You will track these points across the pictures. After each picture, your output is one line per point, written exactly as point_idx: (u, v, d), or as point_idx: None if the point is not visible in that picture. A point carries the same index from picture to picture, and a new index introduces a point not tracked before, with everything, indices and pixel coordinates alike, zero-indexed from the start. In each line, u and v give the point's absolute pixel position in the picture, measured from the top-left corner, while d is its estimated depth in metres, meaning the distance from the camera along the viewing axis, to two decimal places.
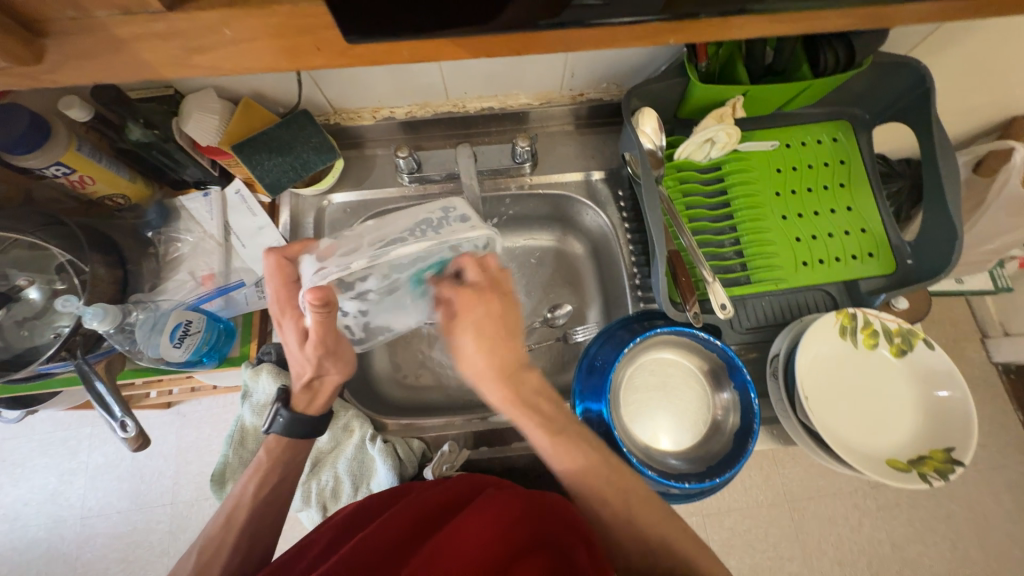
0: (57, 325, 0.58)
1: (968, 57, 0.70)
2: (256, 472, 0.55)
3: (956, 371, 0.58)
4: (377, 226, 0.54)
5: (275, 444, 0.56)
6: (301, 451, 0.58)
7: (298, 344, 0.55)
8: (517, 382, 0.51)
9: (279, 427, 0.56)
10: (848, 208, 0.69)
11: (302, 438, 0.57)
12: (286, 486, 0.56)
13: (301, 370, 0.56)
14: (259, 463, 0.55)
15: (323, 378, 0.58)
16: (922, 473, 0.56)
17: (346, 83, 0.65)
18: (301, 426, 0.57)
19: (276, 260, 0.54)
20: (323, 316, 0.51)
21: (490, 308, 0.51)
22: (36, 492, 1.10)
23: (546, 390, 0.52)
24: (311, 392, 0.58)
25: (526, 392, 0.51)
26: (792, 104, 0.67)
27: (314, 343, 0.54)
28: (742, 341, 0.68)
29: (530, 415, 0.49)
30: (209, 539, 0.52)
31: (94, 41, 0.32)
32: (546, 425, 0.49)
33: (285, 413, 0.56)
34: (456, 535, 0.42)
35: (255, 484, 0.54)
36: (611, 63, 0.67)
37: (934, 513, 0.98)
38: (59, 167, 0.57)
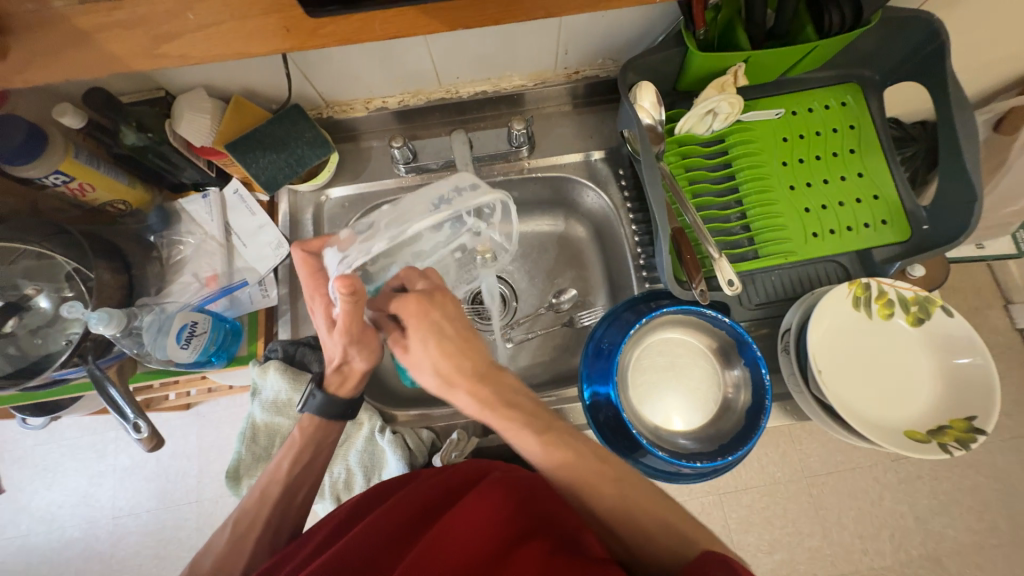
0: (68, 332, 0.59)
1: (985, 8, 0.66)
2: (290, 449, 0.56)
3: (978, 338, 0.56)
4: (394, 210, 0.52)
5: (309, 424, 0.57)
6: (331, 432, 0.59)
7: (327, 330, 0.55)
8: (492, 383, 0.49)
9: (313, 407, 0.57)
10: (859, 175, 0.67)
11: (332, 421, 0.57)
12: (318, 464, 0.58)
13: (331, 355, 0.55)
14: (294, 440, 0.57)
15: (351, 364, 0.56)
16: (942, 443, 0.54)
17: (335, 74, 0.64)
18: (335, 408, 0.57)
19: (300, 254, 0.55)
20: (350, 305, 0.48)
21: (443, 311, 0.51)
22: (68, 495, 1.14)
23: (521, 386, 0.51)
24: (343, 376, 0.57)
25: (504, 393, 0.49)
26: (797, 69, 0.64)
27: (341, 331, 0.51)
28: (752, 318, 0.66)
29: (512, 413, 0.48)
30: (244, 512, 0.55)
31: (57, 34, 0.31)
32: (528, 425, 0.47)
33: (320, 394, 0.56)
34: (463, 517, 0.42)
35: (291, 460, 0.56)
36: (606, 37, 0.65)
37: (958, 485, 0.96)
38: (58, 176, 0.58)
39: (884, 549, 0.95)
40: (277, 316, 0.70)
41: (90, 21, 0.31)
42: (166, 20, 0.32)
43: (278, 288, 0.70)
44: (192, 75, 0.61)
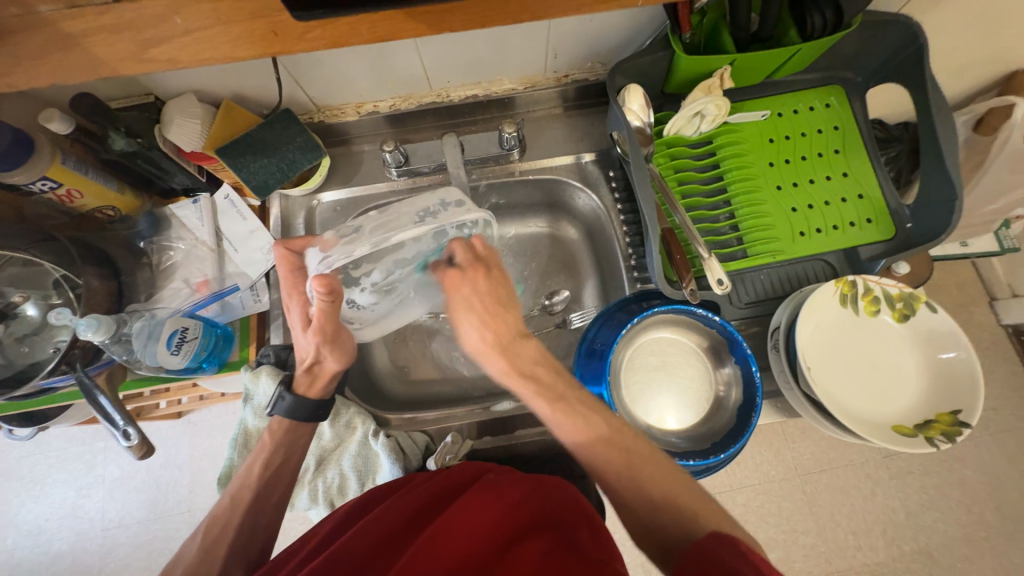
0: (56, 339, 0.59)
1: (962, 12, 0.68)
2: (261, 452, 0.56)
3: (962, 333, 0.57)
4: (380, 216, 0.55)
5: (277, 426, 0.57)
6: (300, 434, 0.59)
7: (302, 329, 0.56)
8: (512, 355, 0.53)
9: (282, 409, 0.57)
10: (844, 174, 0.68)
11: (302, 421, 0.57)
12: (289, 467, 0.57)
13: (303, 354, 0.57)
14: (264, 443, 0.56)
15: (322, 364, 0.58)
16: (929, 437, 0.55)
17: (325, 78, 0.64)
18: (304, 409, 0.58)
19: (282, 252, 0.56)
20: (327, 305, 0.52)
21: (476, 285, 0.55)
22: (56, 507, 1.12)
23: (544, 359, 0.53)
24: (315, 376, 0.59)
25: (523, 364, 0.52)
26: (782, 71, 0.66)
27: (316, 328, 0.54)
28: (742, 317, 0.67)
29: (528, 383, 0.51)
30: (215, 518, 0.53)
31: (42, 39, 0.31)
32: (542, 394, 0.50)
33: (288, 395, 0.56)
34: (454, 523, 0.42)
35: (262, 462, 0.55)
36: (594, 41, 0.66)
37: (947, 479, 0.98)
38: (46, 182, 0.57)
39: (877, 544, 0.96)
40: (269, 321, 0.69)
41: (78, 25, 0.31)
42: (153, 25, 0.32)
43: (270, 293, 0.70)
44: (181, 80, 0.61)
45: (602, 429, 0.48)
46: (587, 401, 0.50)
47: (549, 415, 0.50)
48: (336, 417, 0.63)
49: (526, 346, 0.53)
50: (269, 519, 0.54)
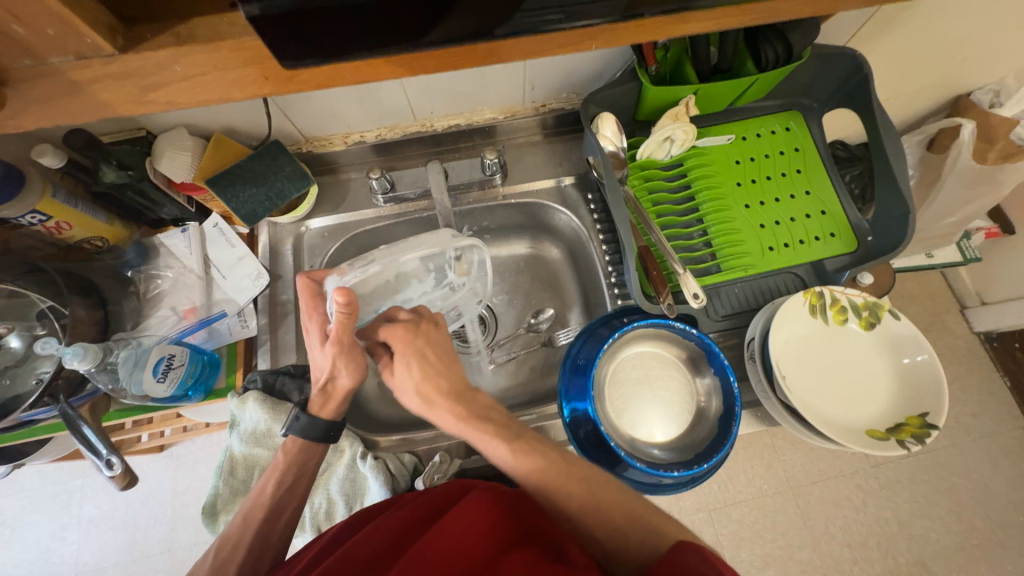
0: (38, 371, 0.58)
1: (904, 44, 0.74)
2: (274, 471, 0.56)
3: (923, 338, 0.60)
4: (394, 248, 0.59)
5: (292, 446, 0.57)
6: (315, 452, 0.58)
7: (319, 343, 0.55)
8: (467, 402, 0.55)
9: (297, 429, 0.56)
10: (806, 192, 0.72)
11: (316, 442, 0.57)
12: (301, 486, 0.57)
13: (318, 374, 0.56)
14: (277, 462, 0.56)
15: (335, 381, 0.57)
16: (900, 439, 0.58)
17: (313, 111, 0.67)
18: (317, 429, 0.57)
19: (304, 281, 0.56)
20: (345, 317, 0.50)
21: (427, 338, 0.56)
22: (28, 552, 1.07)
23: (494, 405, 0.56)
24: (327, 397, 0.57)
25: (477, 409, 0.55)
26: (743, 99, 0.71)
27: (334, 341, 0.53)
28: (719, 329, 0.69)
29: (485, 427, 0.53)
30: (226, 538, 0.54)
31: (51, 86, 0.33)
32: (500, 434, 0.52)
33: (304, 416, 0.56)
34: (438, 541, 0.43)
35: (274, 482, 0.55)
36: (568, 74, 0.70)
37: (936, 487, 0.99)
38: (34, 215, 0.58)
39: (872, 556, 0.96)
40: (257, 346, 0.70)
41: (84, 74, 0.33)
42: (154, 71, 0.34)
43: (257, 318, 0.71)
44: (172, 116, 0.63)
45: (561, 462, 0.51)
46: (540, 440, 0.54)
47: (507, 455, 0.52)
48: None
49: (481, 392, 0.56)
50: (278, 538, 0.55)
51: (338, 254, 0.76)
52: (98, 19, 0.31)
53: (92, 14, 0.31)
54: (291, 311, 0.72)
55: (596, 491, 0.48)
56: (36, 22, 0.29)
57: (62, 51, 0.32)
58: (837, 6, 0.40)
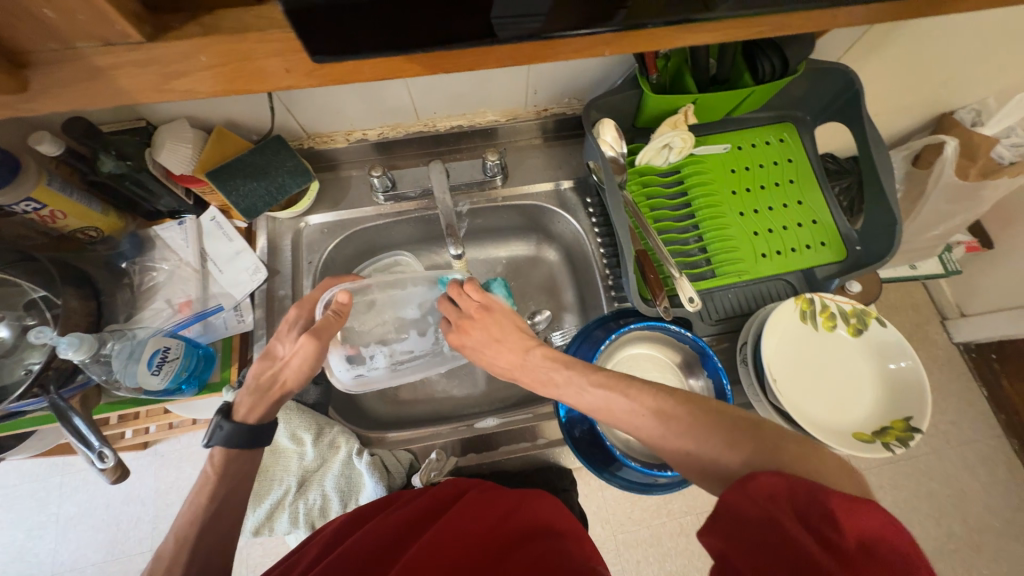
0: (28, 362, 0.57)
1: (895, 62, 0.77)
2: (205, 484, 0.54)
3: (909, 345, 0.62)
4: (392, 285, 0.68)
5: (220, 457, 0.55)
6: (247, 460, 0.57)
7: (295, 333, 0.58)
8: (528, 369, 0.55)
9: (221, 439, 0.55)
10: (798, 202, 0.74)
11: (243, 449, 0.56)
12: (238, 495, 0.55)
13: (265, 366, 0.57)
14: (206, 476, 0.54)
15: (279, 377, 0.57)
16: (885, 442, 0.60)
17: (317, 108, 0.68)
18: (241, 439, 0.56)
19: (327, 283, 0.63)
20: (332, 316, 0.57)
21: (485, 326, 0.58)
22: (2, 551, 1.04)
23: (554, 358, 0.54)
24: (258, 399, 0.56)
25: (540, 372, 0.54)
26: (739, 109, 0.72)
27: (314, 330, 0.56)
28: (713, 333, 0.71)
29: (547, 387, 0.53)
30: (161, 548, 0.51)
31: (74, 70, 0.33)
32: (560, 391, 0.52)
33: (226, 424, 0.54)
34: (440, 540, 0.43)
35: (209, 495, 0.53)
36: (571, 80, 0.71)
37: (916, 493, 1.02)
38: (29, 203, 0.57)
39: None
40: (253, 340, 0.70)
41: (107, 60, 0.33)
42: (177, 60, 0.34)
43: (254, 313, 0.70)
44: (175, 108, 0.63)
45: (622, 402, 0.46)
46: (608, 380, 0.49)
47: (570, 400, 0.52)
48: (319, 437, 0.62)
49: (535, 356, 0.55)
50: (222, 539, 0.52)
51: (337, 250, 0.77)
52: (127, 7, 0.31)
53: (121, 2, 0.31)
54: (288, 307, 0.71)
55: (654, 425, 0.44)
56: (65, 7, 0.29)
57: (90, 38, 0.32)
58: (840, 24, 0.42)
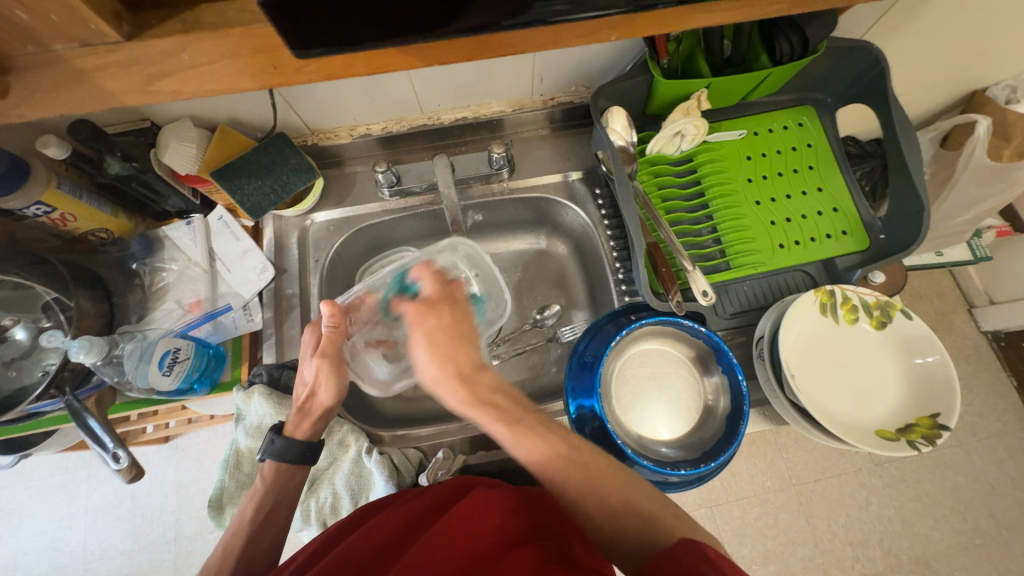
0: (45, 363, 0.58)
1: (922, 38, 0.73)
2: (253, 496, 0.54)
3: (936, 338, 0.60)
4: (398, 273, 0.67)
5: (271, 471, 0.55)
6: (295, 476, 0.56)
7: (310, 352, 0.58)
8: (471, 385, 0.54)
9: (273, 453, 0.55)
10: (818, 189, 0.71)
11: (293, 465, 0.55)
12: (283, 509, 0.55)
13: (299, 390, 0.57)
14: (256, 488, 0.55)
15: (314, 399, 0.57)
16: (911, 440, 0.57)
17: (318, 103, 0.66)
18: (293, 451, 0.55)
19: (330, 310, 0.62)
20: (332, 332, 0.57)
21: (440, 319, 0.59)
22: (36, 540, 1.09)
23: (499, 387, 0.54)
24: (304, 416, 0.57)
25: (481, 393, 0.53)
26: (756, 93, 0.69)
27: (319, 352, 0.56)
28: (728, 327, 0.69)
29: (487, 411, 0.52)
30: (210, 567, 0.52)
31: (57, 73, 0.33)
32: (501, 417, 0.51)
33: (278, 439, 0.55)
34: (439, 542, 0.42)
35: (254, 507, 0.54)
36: (577, 67, 0.69)
37: (939, 487, 0.99)
38: (39, 207, 0.58)
39: (873, 554, 0.96)
40: (262, 339, 0.70)
41: (90, 62, 0.33)
42: (162, 60, 0.33)
43: (263, 312, 0.70)
44: (177, 107, 0.62)
45: (562, 445, 0.48)
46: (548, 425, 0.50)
47: (510, 439, 0.50)
48: (329, 436, 0.63)
49: (485, 374, 0.55)
50: (266, 553, 0.54)
51: (343, 247, 0.76)
52: (102, 6, 0.31)
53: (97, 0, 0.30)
54: (297, 305, 0.71)
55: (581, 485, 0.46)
56: (39, 8, 0.29)
57: (67, 39, 0.31)
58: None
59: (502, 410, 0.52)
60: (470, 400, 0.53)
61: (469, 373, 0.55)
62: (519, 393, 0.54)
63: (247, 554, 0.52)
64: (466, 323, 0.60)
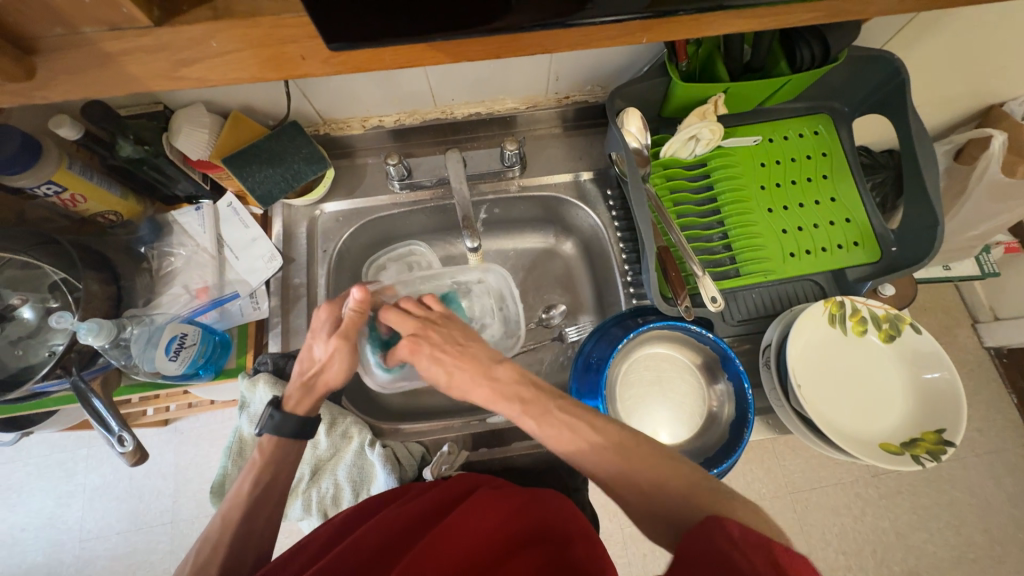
0: (51, 342, 0.58)
1: (944, 51, 0.72)
2: (251, 470, 0.54)
3: (945, 354, 0.59)
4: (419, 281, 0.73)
5: (269, 444, 0.55)
6: (294, 452, 0.56)
7: (327, 332, 0.58)
8: (493, 380, 0.53)
9: (271, 427, 0.55)
10: (832, 199, 0.71)
11: (291, 439, 0.56)
12: (279, 485, 0.55)
13: (306, 364, 0.58)
14: (254, 461, 0.55)
15: (321, 376, 0.58)
16: (915, 455, 0.57)
17: (333, 93, 0.66)
18: (290, 425, 0.56)
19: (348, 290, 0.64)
20: (356, 316, 0.58)
21: (432, 339, 0.57)
22: (33, 517, 1.09)
23: (522, 377, 0.53)
24: (307, 391, 0.57)
25: (505, 387, 0.53)
26: (773, 99, 0.69)
27: (340, 333, 0.57)
28: (735, 334, 0.69)
29: (513, 403, 0.51)
30: (207, 538, 0.51)
31: (83, 56, 0.32)
32: (526, 409, 0.50)
33: (277, 413, 0.55)
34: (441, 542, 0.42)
35: (250, 482, 0.53)
36: (595, 66, 0.68)
37: (936, 500, 0.99)
38: (50, 186, 0.57)
39: (866, 565, 0.96)
40: (268, 328, 0.70)
41: (117, 46, 0.32)
42: (189, 46, 0.33)
43: (269, 301, 0.70)
44: (191, 91, 0.62)
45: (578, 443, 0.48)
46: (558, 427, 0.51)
47: (536, 430, 0.49)
48: (332, 427, 0.63)
49: (503, 368, 0.54)
50: (260, 532, 0.52)
51: (352, 239, 0.76)
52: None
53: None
54: (303, 295, 0.71)
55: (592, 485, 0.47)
56: None
57: (97, 22, 0.31)
58: (899, 9, 0.39)
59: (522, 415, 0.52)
60: (497, 394, 0.52)
61: (489, 368, 0.54)
62: (538, 377, 0.53)
63: (243, 527, 0.51)
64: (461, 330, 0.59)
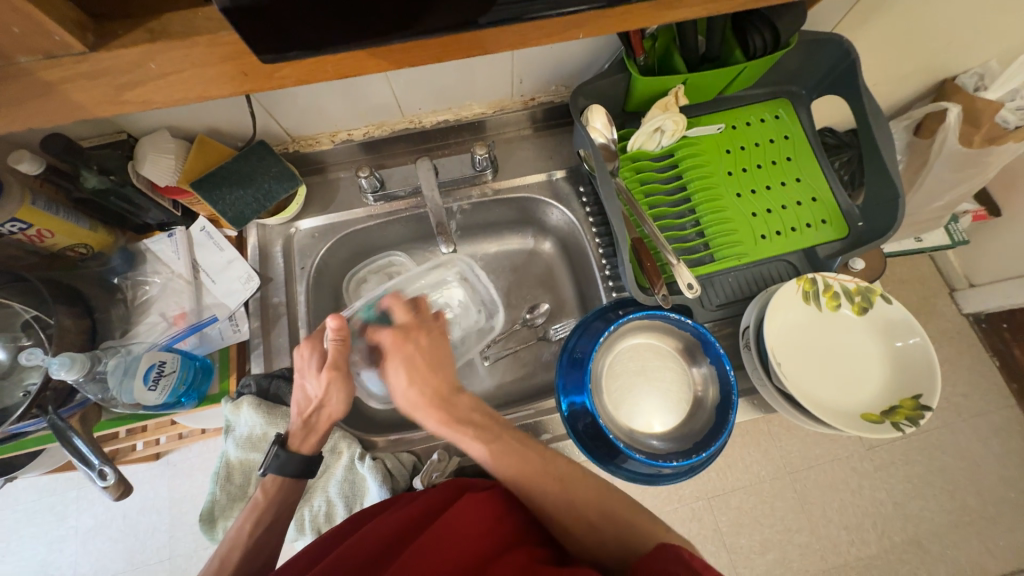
0: (26, 382, 0.56)
1: (892, 30, 0.74)
2: (253, 510, 0.55)
3: (915, 321, 0.61)
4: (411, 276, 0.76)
5: (272, 485, 0.56)
6: (297, 489, 0.57)
7: (316, 368, 0.57)
8: (449, 407, 0.55)
9: (275, 467, 0.55)
10: (797, 179, 0.72)
11: (295, 478, 0.56)
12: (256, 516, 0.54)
13: (303, 404, 0.57)
14: (257, 502, 0.55)
15: (322, 412, 0.57)
16: (895, 422, 0.58)
17: (297, 109, 0.66)
18: (295, 465, 0.56)
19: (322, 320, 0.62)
20: (338, 345, 0.56)
21: (418, 342, 0.58)
22: (24, 565, 1.06)
23: (478, 406, 0.56)
24: (310, 430, 0.57)
25: (459, 414, 0.55)
26: (733, 87, 0.70)
27: (329, 365, 0.55)
28: (714, 318, 0.70)
29: (465, 428, 0.53)
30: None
31: (21, 87, 0.32)
32: (478, 436, 0.53)
33: (282, 453, 0.55)
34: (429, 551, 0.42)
35: (252, 522, 0.54)
36: (556, 66, 0.69)
37: (929, 468, 1.01)
38: (15, 224, 0.56)
39: (868, 538, 0.97)
40: (250, 350, 0.69)
41: (56, 74, 0.32)
42: (131, 69, 0.33)
43: (249, 322, 0.70)
44: (153, 118, 0.62)
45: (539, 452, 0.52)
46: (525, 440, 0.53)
47: (486, 456, 0.52)
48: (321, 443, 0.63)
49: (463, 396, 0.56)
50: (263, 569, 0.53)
51: (329, 254, 0.76)
52: (66, 16, 0.30)
53: (61, 11, 0.30)
54: (283, 314, 0.71)
55: (559, 494, 0.50)
56: (0, 21, 0.28)
57: (31, 51, 0.31)
58: None
59: (479, 427, 0.54)
60: (449, 421, 0.54)
61: (447, 397, 0.55)
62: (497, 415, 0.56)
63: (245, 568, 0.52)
64: (444, 348, 0.59)
